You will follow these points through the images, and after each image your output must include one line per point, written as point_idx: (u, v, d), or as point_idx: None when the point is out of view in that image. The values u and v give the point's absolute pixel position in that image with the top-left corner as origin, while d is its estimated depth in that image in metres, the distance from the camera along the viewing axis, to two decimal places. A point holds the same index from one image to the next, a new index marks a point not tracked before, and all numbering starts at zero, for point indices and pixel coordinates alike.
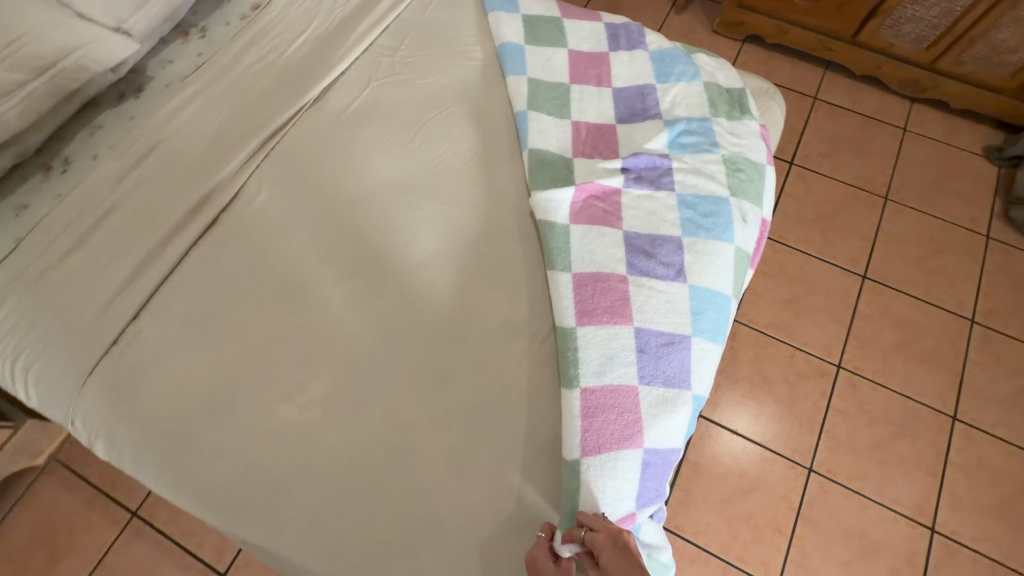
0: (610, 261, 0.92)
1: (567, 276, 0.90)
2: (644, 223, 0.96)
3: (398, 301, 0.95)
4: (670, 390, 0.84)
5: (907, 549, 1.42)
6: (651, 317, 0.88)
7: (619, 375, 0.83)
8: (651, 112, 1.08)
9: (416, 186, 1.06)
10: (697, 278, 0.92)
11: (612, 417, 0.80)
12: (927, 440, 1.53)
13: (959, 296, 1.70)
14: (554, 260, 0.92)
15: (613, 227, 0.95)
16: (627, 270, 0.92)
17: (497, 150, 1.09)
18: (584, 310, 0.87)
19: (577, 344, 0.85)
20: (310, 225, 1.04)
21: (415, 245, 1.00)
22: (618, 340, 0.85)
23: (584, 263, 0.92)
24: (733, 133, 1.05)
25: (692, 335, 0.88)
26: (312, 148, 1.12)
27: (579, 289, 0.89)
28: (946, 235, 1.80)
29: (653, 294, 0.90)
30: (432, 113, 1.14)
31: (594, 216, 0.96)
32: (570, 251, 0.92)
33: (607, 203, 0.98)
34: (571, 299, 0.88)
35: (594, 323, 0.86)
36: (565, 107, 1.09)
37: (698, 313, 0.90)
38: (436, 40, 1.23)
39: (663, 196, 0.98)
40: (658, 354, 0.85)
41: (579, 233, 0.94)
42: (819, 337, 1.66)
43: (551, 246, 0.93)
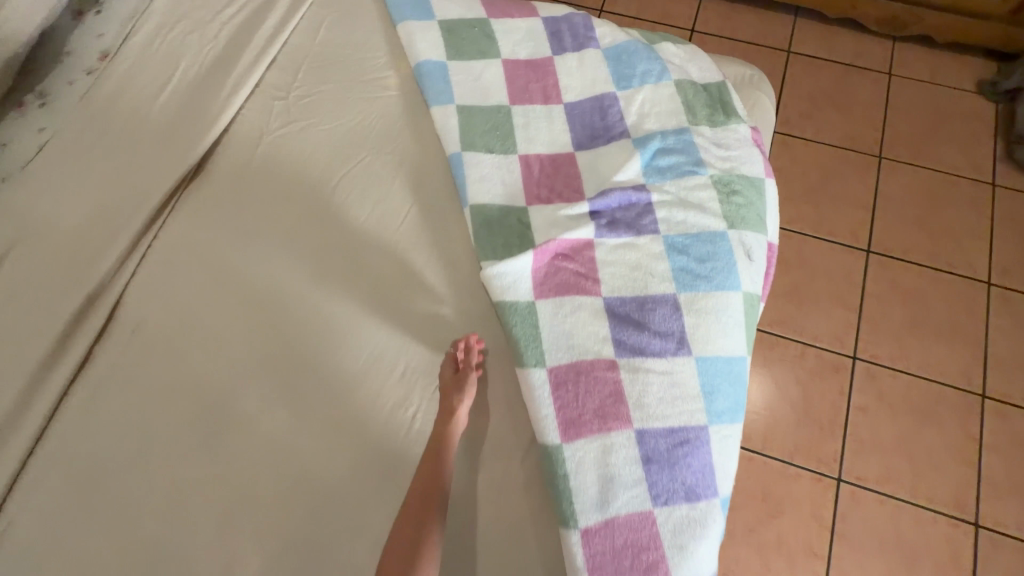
0: (593, 342, 0.73)
1: (541, 373, 0.71)
2: (627, 283, 0.76)
3: (338, 428, 0.76)
4: (692, 505, 0.67)
5: (952, 551, 1.30)
6: (656, 411, 0.70)
7: (627, 501, 0.65)
8: (614, 130, 0.86)
9: (338, 270, 0.84)
10: (703, 347, 0.74)
11: (627, 562, 0.63)
12: (956, 426, 1.40)
13: (972, 256, 1.55)
14: (522, 353, 0.72)
15: (590, 295, 0.75)
16: (616, 351, 0.73)
17: (432, 207, 0.87)
18: (569, 419, 0.69)
19: (567, 468, 0.66)
20: (212, 341, 0.82)
21: (350, 347, 0.80)
22: (619, 452, 0.67)
23: (561, 350, 0.72)
24: (720, 144, 0.84)
25: (708, 423, 0.71)
26: (202, 235, 0.89)
27: (559, 389, 0.70)
28: (950, 189, 1.62)
29: (654, 379, 0.71)
30: (343, 167, 0.91)
31: (564, 284, 0.76)
32: (541, 338, 0.73)
33: (578, 262, 0.77)
34: (551, 406, 0.69)
35: (585, 435, 0.68)
36: (508, 138, 0.87)
37: (711, 393, 0.72)
38: (336, 69, 0.99)
39: (646, 242, 0.78)
40: (671, 459, 0.68)
41: (549, 312, 0.74)
42: (828, 328, 1.50)
43: (516, 335, 0.73)
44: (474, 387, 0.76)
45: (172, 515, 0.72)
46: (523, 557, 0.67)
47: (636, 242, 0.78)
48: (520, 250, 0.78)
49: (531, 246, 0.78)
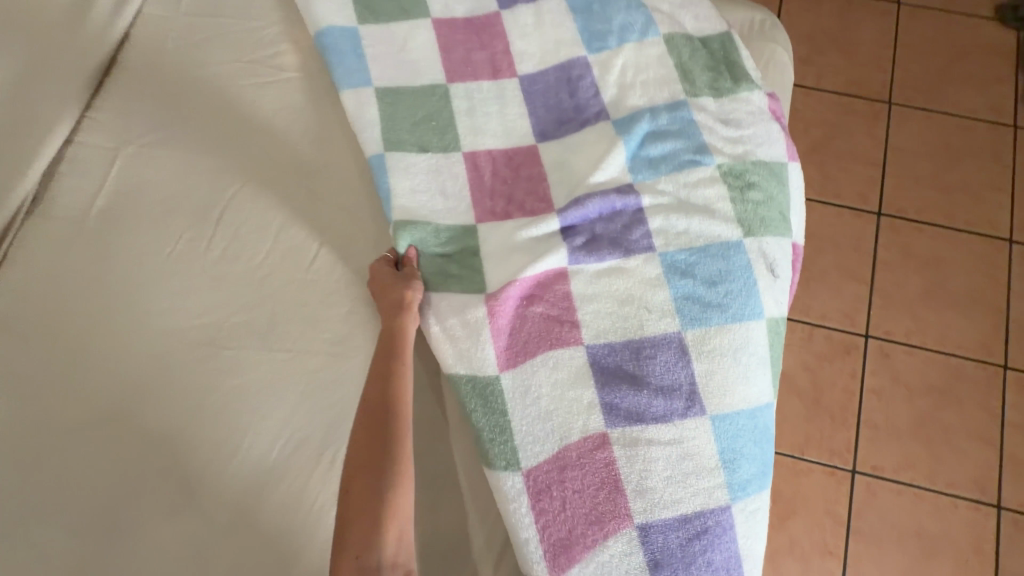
0: (578, 418, 0.55)
1: (516, 480, 0.54)
2: (617, 325, 0.58)
3: (253, 543, 0.56)
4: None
5: (974, 537, 1.21)
6: (664, 499, 0.54)
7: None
8: (588, 110, 0.65)
9: (236, 325, 0.63)
10: (721, 401, 0.57)
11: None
12: (977, 403, 1.28)
13: (992, 212, 1.39)
14: (487, 446, 0.55)
15: (568, 347, 0.57)
16: (608, 420, 0.55)
17: (356, 230, 0.66)
18: (558, 539, 0.53)
19: None
20: (63, 439, 0.58)
21: (261, 434, 0.59)
22: (619, 560, 0.53)
23: (537, 436, 0.55)
24: (729, 120, 0.64)
25: (730, 501, 0.55)
26: (36, 290, 0.63)
27: (541, 499, 0.54)
28: (967, 136, 1.44)
29: (658, 455, 0.55)
30: (232, 184, 0.67)
31: (535, 336, 0.57)
32: (511, 429, 0.55)
33: (550, 302, 0.58)
34: (533, 527, 0.54)
35: (579, 557, 0.53)
36: (448, 130, 0.65)
37: (733, 461, 0.56)
38: (214, 45, 0.73)
39: (637, 262, 0.59)
40: (686, 561, 0.53)
41: (517, 388, 0.56)
42: (837, 305, 1.34)
43: (479, 425, 0.56)
44: (424, 475, 0.57)
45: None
46: None
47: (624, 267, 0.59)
48: (464, 295, 0.59)
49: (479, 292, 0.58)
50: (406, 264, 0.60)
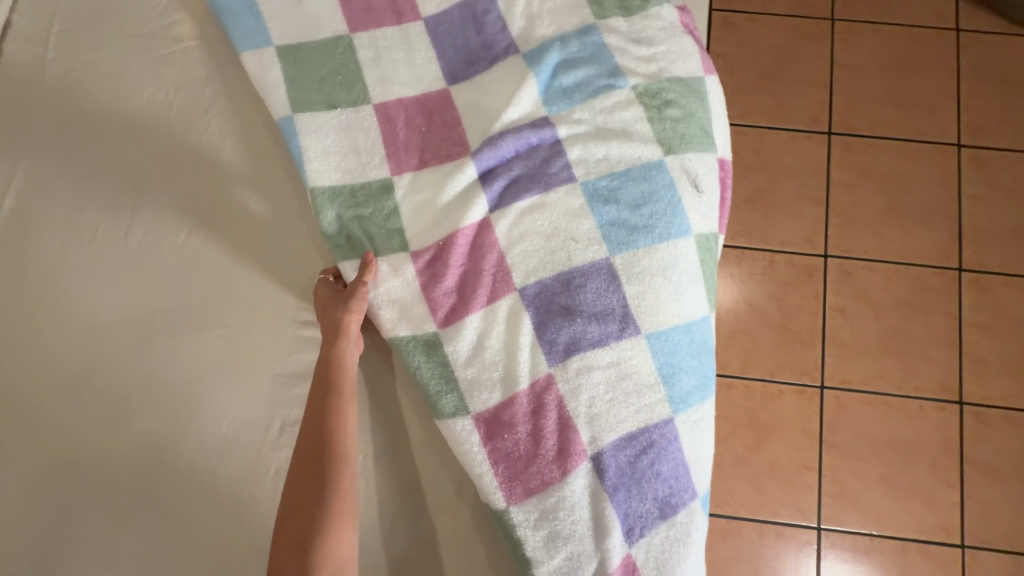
0: (522, 361, 0.55)
1: (467, 424, 0.55)
2: (545, 257, 0.58)
3: (212, 514, 0.57)
4: (668, 520, 0.55)
5: (942, 436, 1.27)
6: (608, 419, 0.55)
7: (600, 555, 0.53)
8: (497, 46, 0.63)
9: (166, 308, 0.62)
10: (654, 319, 0.57)
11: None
12: (937, 309, 1.32)
13: (941, 120, 1.39)
14: (435, 402, 0.55)
15: (503, 301, 0.57)
16: (548, 351, 0.56)
17: (277, 199, 0.64)
18: (514, 476, 0.54)
19: (522, 536, 0.53)
20: (9, 442, 0.58)
21: (204, 412, 0.59)
22: (576, 480, 0.53)
23: (483, 382, 0.55)
24: (641, 39, 0.62)
25: (672, 413, 0.56)
26: None
27: (493, 437, 0.54)
28: (913, 45, 1.43)
29: (598, 376, 0.55)
30: (143, 167, 0.65)
31: (471, 294, 0.57)
32: (456, 378, 0.55)
33: (480, 256, 0.58)
34: (487, 463, 0.54)
35: (537, 493, 0.53)
36: (355, 83, 0.63)
37: (672, 375, 0.57)
38: (104, 24, 0.69)
39: (556, 185, 0.59)
40: (636, 476, 0.54)
41: (459, 347, 0.56)
42: (797, 230, 1.35)
43: (426, 383, 0.56)
44: (373, 430, 0.58)
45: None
46: None
47: (547, 198, 0.59)
48: (384, 257, 0.59)
49: (404, 249, 0.59)
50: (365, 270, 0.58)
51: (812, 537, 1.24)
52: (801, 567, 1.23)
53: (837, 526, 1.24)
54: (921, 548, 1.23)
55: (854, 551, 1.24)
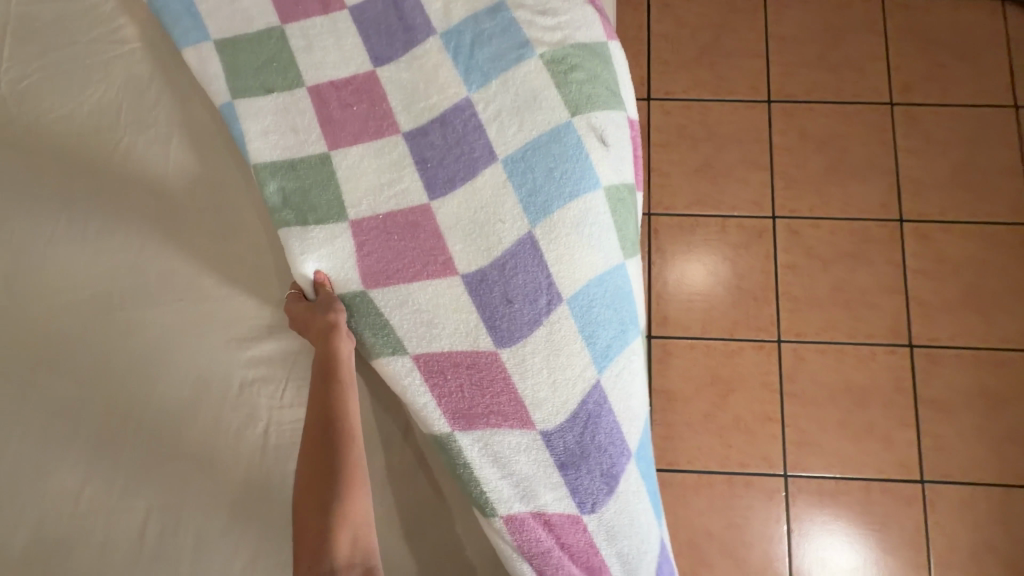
0: (454, 308, 0.61)
1: (406, 362, 0.61)
2: (481, 248, 0.62)
3: (182, 469, 0.62)
4: (615, 491, 0.60)
5: (895, 378, 1.34)
6: (554, 403, 0.60)
7: (541, 463, 0.59)
8: (416, 27, 0.68)
9: (127, 287, 0.67)
10: (574, 280, 0.62)
11: (562, 568, 0.59)
12: (882, 259, 1.39)
13: (872, 82, 1.47)
14: (371, 346, 0.62)
15: (434, 257, 0.62)
16: (493, 338, 0.61)
17: (227, 182, 0.70)
18: (452, 408, 0.60)
19: (462, 459, 0.59)
20: None
21: (168, 377, 0.64)
22: (528, 457, 0.59)
23: (417, 329, 0.61)
24: (546, 11, 0.68)
25: (599, 375, 0.62)
26: None
27: (433, 372, 0.61)
28: (841, 13, 1.50)
29: (538, 360, 0.60)
30: (99, 161, 0.70)
31: (403, 255, 0.63)
32: (392, 326, 0.62)
33: (409, 223, 0.63)
34: (428, 395, 0.60)
35: (473, 419, 0.60)
36: (289, 69, 0.68)
37: (591, 333, 0.62)
38: (54, 32, 0.74)
39: (485, 178, 0.64)
40: (583, 452, 0.59)
41: (394, 299, 0.62)
42: (744, 195, 1.42)
43: (360, 334, 0.63)
44: None
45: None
46: (430, 542, 0.61)
47: (480, 191, 0.63)
48: (322, 224, 0.64)
49: (342, 217, 0.64)
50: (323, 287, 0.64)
51: (780, 483, 1.30)
52: (772, 513, 1.29)
53: (803, 471, 1.30)
54: (883, 486, 1.30)
55: (821, 493, 1.29)
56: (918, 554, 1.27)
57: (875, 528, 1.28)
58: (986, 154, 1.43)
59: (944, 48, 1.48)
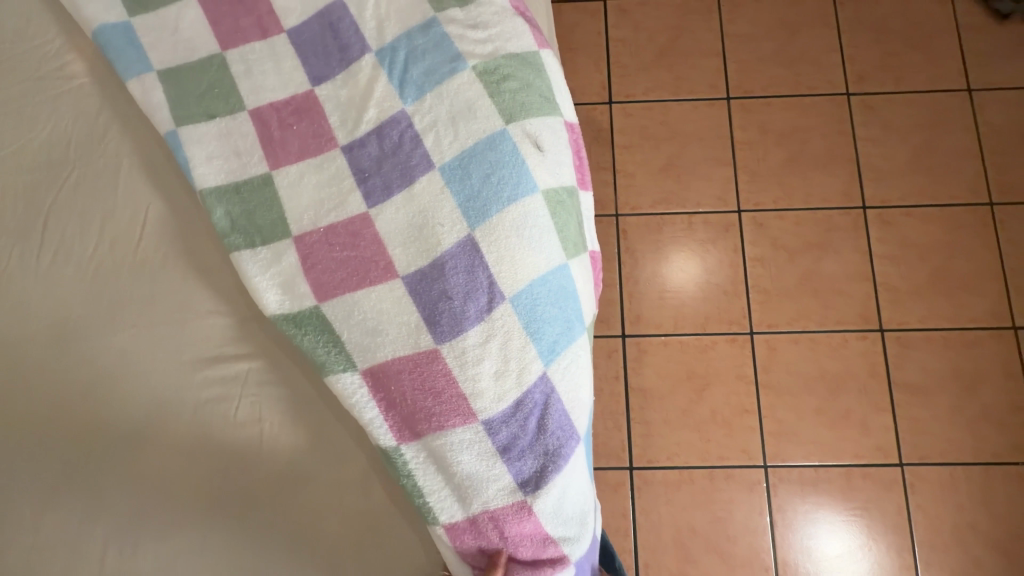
0: (400, 317, 0.62)
1: (355, 378, 0.61)
2: (424, 254, 0.63)
3: (140, 494, 0.63)
4: (563, 471, 0.60)
5: (868, 363, 1.35)
6: (498, 397, 0.59)
7: (483, 465, 0.58)
8: (352, 48, 0.71)
9: (80, 318, 0.68)
10: (516, 281, 0.63)
11: (510, 552, 0.58)
12: (848, 246, 1.41)
13: (828, 74, 1.50)
14: (324, 363, 0.62)
15: (380, 269, 0.63)
16: (434, 337, 0.61)
17: (178, 206, 0.72)
18: (398, 418, 0.60)
19: (410, 467, 0.59)
20: None
21: (123, 403, 0.65)
22: (472, 449, 0.59)
23: (365, 342, 0.62)
24: (477, 24, 0.71)
25: (546, 369, 0.62)
26: None
27: (377, 386, 0.61)
28: (794, 9, 1.54)
29: (482, 355, 0.60)
30: (50, 195, 0.72)
31: (348, 268, 0.64)
32: (342, 342, 0.62)
33: (350, 238, 0.65)
34: (375, 408, 0.60)
35: (419, 427, 0.60)
36: (230, 94, 0.70)
37: (538, 329, 0.62)
38: (5, 70, 0.76)
39: (424, 186, 0.65)
40: (527, 438, 0.59)
41: (342, 313, 0.63)
42: (709, 191, 1.44)
43: (309, 351, 0.62)
44: (281, 396, 0.65)
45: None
46: (384, 548, 0.61)
47: (419, 198, 0.65)
48: (269, 244, 0.65)
49: (286, 236, 0.65)
50: (275, 309, 0.64)
51: (761, 475, 1.30)
52: (754, 505, 1.29)
53: (782, 461, 1.31)
54: (863, 472, 1.30)
55: (802, 482, 1.30)
56: (903, 539, 1.27)
57: (857, 513, 1.28)
58: (943, 137, 1.45)
59: (896, 38, 1.51)
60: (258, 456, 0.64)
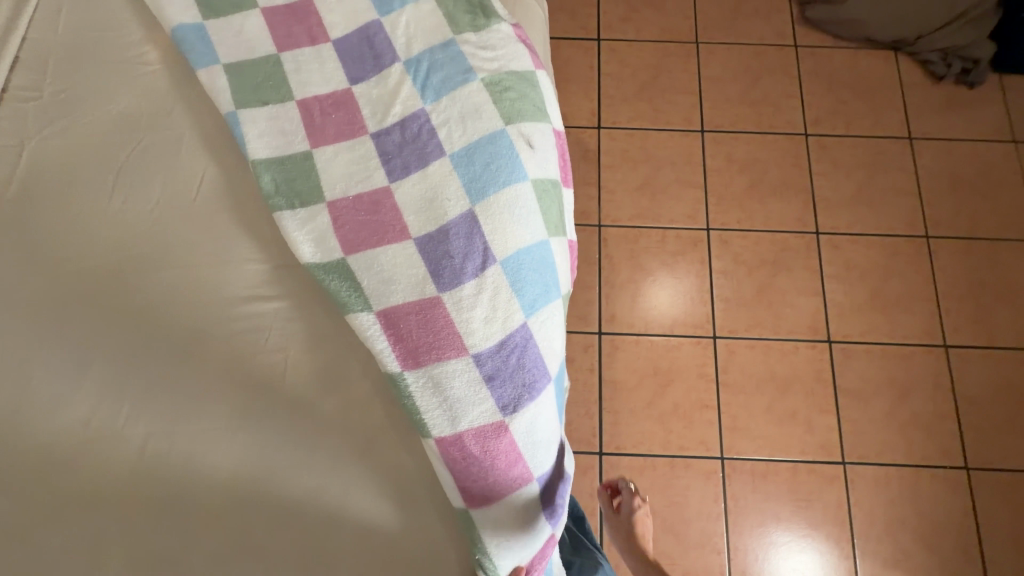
0: (411, 270, 0.76)
1: (370, 316, 0.74)
2: (433, 221, 0.78)
3: (179, 402, 0.75)
4: (535, 400, 0.73)
5: (815, 369, 1.51)
6: (487, 336, 0.73)
7: (472, 389, 0.72)
8: (384, 57, 0.87)
9: (139, 257, 0.81)
10: (506, 247, 0.78)
11: (488, 463, 0.70)
12: (801, 265, 1.58)
13: (788, 115, 1.72)
14: (345, 302, 0.75)
15: (398, 232, 0.78)
16: (438, 286, 0.75)
17: (228, 172, 0.86)
18: (404, 349, 0.73)
19: (410, 390, 0.71)
20: (24, 354, 0.75)
21: (170, 328, 0.78)
22: (463, 376, 0.72)
23: (380, 287, 0.75)
24: (486, 46, 0.88)
25: (526, 319, 0.76)
26: None
27: (388, 322, 0.74)
28: (761, 59, 1.77)
29: (475, 303, 0.74)
30: (121, 156, 0.85)
31: (371, 229, 0.78)
32: (361, 287, 0.76)
33: (373, 207, 0.79)
34: (385, 340, 0.73)
35: (422, 356, 0.72)
36: (282, 86, 0.86)
37: (521, 287, 0.77)
38: (92, 53, 0.91)
39: (436, 168, 0.81)
40: (509, 370, 0.73)
41: (363, 264, 0.76)
42: (680, 210, 1.62)
43: (333, 292, 0.76)
44: (305, 330, 0.78)
45: (10, 551, 0.68)
46: (384, 456, 0.73)
47: (432, 178, 0.80)
48: (306, 206, 0.80)
49: (321, 200, 0.80)
50: (308, 258, 0.77)
51: (716, 465, 1.43)
52: (709, 493, 1.41)
53: (736, 454, 1.44)
54: (808, 467, 1.44)
55: (753, 474, 1.43)
56: (842, 530, 1.40)
57: (801, 504, 1.41)
58: (885, 176, 1.66)
59: (848, 90, 1.74)
60: (281, 380, 0.76)
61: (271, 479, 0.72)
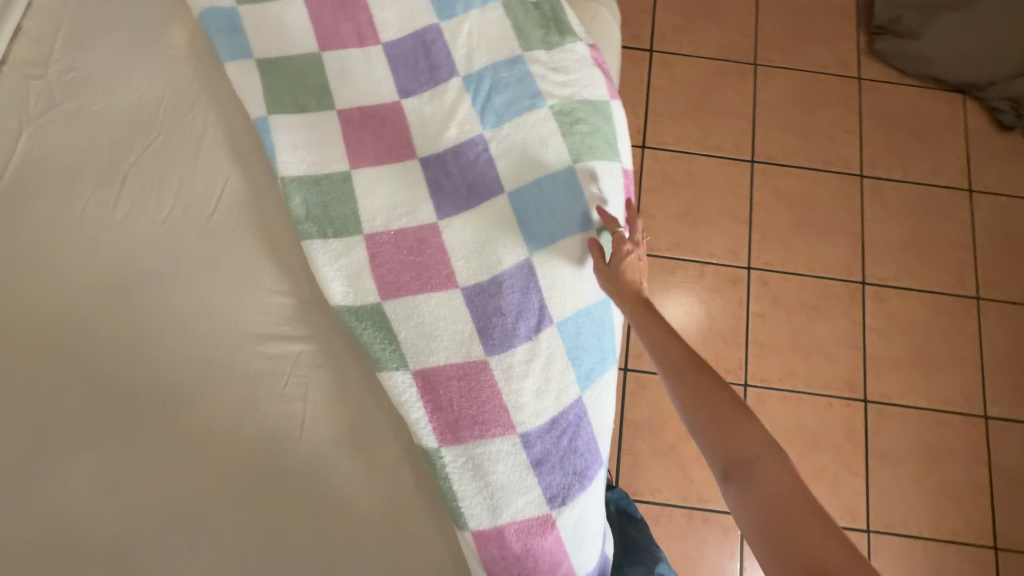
0: (456, 326, 0.67)
1: (406, 377, 0.65)
2: (483, 270, 0.69)
3: (181, 449, 0.65)
4: (586, 490, 0.65)
5: (847, 428, 1.43)
6: (537, 413, 0.64)
7: (517, 474, 0.63)
8: (441, 69, 0.76)
9: (147, 273, 0.71)
10: (565, 309, 0.68)
11: (529, 563, 0.62)
12: (843, 316, 1.49)
13: (845, 153, 1.61)
14: (378, 358, 0.65)
15: (444, 280, 0.68)
16: (485, 349, 0.66)
17: (251, 183, 0.76)
18: (442, 421, 0.63)
19: (448, 470, 0.62)
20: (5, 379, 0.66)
21: (175, 360, 0.68)
22: (508, 459, 0.63)
23: (420, 344, 0.66)
24: (558, 68, 0.77)
25: (581, 393, 0.67)
26: None
27: (426, 388, 0.64)
28: (821, 89, 1.65)
29: (526, 372, 0.65)
30: (131, 154, 0.75)
31: (413, 272, 0.68)
32: (398, 341, 0.66)
33: (417, 247, 0.69)
34: (421, 409, 0.64)
35: (462, 432, 0.63)
36: (322, 92, 0.75)
37: (578, 356, 0.67)
38: (106, 30, 0.80)
39: (492, 207, 0.71)
40: (559, 454, 0.64)
41: (402, 313, 0.67)
42: (721, 243, 1.52)
43: (366, 344, 0.66)
44: (329, 377, 0.69)
45: None
46: (409, 534, 0.64)
47: (487, 218, 0.70)
48: (340, 237, 0.70)
49: (358, 232, 0.70)
50: (339, 299, 0.67)
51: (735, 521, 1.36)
52: (726, 548, 1.34)
53: None
54: None
55: None
56: None
57: None
58: (940, 229, 1.56)
59: (910, 131, 1.63)
60: (298, 433, 0.67)
61: (280, 549, 0.63)
